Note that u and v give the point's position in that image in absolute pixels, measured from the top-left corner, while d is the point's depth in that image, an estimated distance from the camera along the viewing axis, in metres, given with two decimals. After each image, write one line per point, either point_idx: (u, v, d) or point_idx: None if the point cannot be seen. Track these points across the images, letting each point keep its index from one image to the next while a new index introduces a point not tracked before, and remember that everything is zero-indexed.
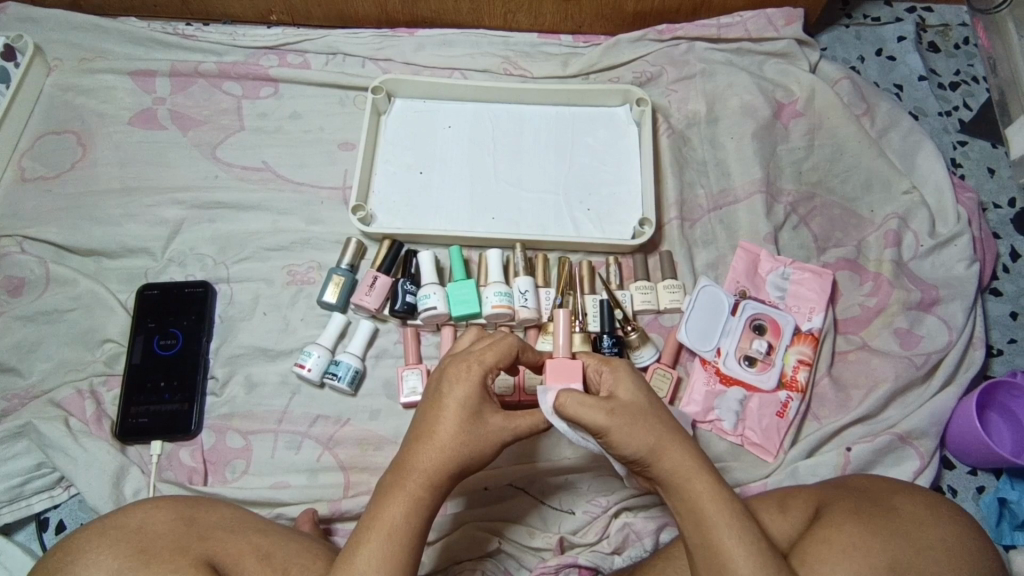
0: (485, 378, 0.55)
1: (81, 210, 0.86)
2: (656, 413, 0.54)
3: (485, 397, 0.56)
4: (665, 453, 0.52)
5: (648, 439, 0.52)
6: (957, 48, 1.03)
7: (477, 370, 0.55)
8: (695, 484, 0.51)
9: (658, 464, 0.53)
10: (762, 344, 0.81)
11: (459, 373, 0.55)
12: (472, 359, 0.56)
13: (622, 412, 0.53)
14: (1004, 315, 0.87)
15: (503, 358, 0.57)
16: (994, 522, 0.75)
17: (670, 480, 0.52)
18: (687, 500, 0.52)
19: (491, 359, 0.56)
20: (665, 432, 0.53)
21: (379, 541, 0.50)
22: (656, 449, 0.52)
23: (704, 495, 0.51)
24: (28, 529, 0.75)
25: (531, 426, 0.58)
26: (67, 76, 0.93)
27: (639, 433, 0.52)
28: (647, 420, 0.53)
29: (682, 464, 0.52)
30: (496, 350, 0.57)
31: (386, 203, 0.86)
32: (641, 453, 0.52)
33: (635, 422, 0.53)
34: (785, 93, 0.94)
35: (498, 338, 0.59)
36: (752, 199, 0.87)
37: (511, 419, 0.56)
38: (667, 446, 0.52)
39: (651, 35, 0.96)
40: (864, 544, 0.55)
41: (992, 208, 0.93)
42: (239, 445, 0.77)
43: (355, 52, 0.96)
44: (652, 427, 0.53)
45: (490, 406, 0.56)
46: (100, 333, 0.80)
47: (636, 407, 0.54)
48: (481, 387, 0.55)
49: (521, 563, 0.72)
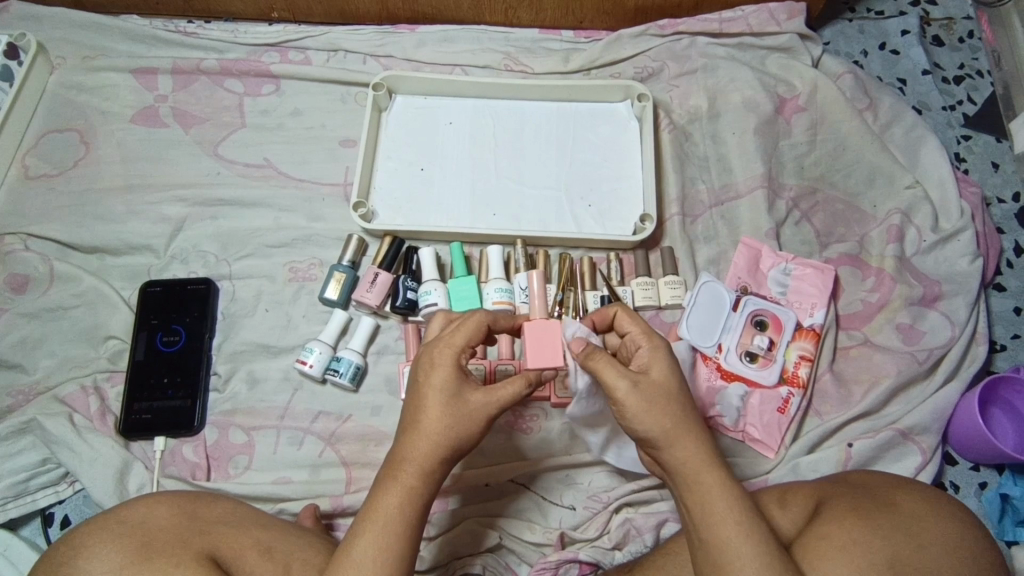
0: (458, 360, 0.55)
1: (85, 208, 0.86)
2: (679, 400, 0.54)
3: (463, 377, 0.56)
4: (679, 442, 0.53)
5: (664, 423, 0.53)
6: (962, 41, 1.02)
7: (449, 354, 0.55)
8: (706, 478, 0.52)
9: (671, 450, 0.53)
10: (762, 339, 0.80)
11: (434, 360, 0.55)
12: (444, 345, 0.56)
13: (645, 389, 0.54)
14: (1007, 310, 0.86)
15: (474, 337, 0.57)
16: (996, 518, 0.75)
17: (680, 468, 0.52)
18: (698, 494, 0.52)
19: (462, 340, 0.56)
20: (684, 421, 0.53)
21: (375, 532, 0.50)
22: (672, 433, 0.53)
23: (714, 490, 0.51)
24: (33, 524, 0.76)
25: (514, 394, 0.56)
26: (70, 74, 0.94)
27: (658, 414, 0.53)
28: (668, 404, 0.53)
29: (696, 457, 0.52)
30: (465, 331, 0.57)
31: (387, 199, 0.86)
32: (655, 434, 0.53)
33: (656, 403, 0.53)
34: (787, 87, 0.93)
35: (468, 317, 0.59)
36: (753, 194, 0.87)
37: (492, 393, 0.55)
38: (682, 435, 0.53)
39: (652, 30, 0.96)
40: (865, 541, 0.55)
41: (996, 203, 0.92)
42: (241, 440, 0.77)
43: (356, 49, 0.96)
44: (672, 413, 0.53)
45: (470, 385, 0.55)
46: (104, 330, 0.81)
47: (661, 389, 0.54)
48: (457, 369, 0.55)
49: (522, 558, 0.72)
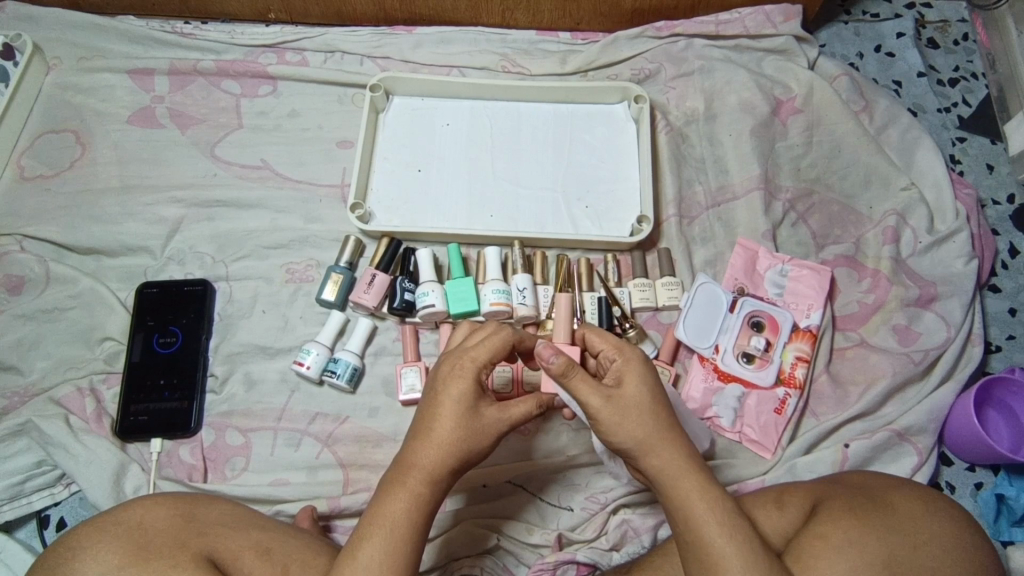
0: (479, 374, 0.56)
1: (81, 208, 0.86)
2: (652, 408, 0.54)
3: (480, 391, 0.56)
4: (655, 451, 0.53)
5: (637, 433, 0.53)
6: (957, 44, 1.03)
7: (471, 366, 0.56)
8: (684, 482, 0.52)
9: (648, 460, 0.53)
10: (760, 340, 0.81)
11: (453, 371, 0.55)
12: (466, 356, 0.56)
13: (616, 402, 0.54)
14: (1002, 311, 0.87)
15: (497, 353, 0.57)
16: (991, 518, 0.76)
17: (660, 475, 0.53)
18: (678, 500, 0.52)
19: (484, 355, 0.56)
20: (658, 429, 0.54)
21: (380, 537, 0.50)
22: (646, 442, 0.53)
23: (694, 495, 0.51)
24: (28, 526, 0.75)
25: (525, 414, 0.58)
26: (65, 75, 0.93)
27: (631, 425, 0.54)
28: (642, 413, 0.54)
29: (673, 464, 0.53)
30: (489, 345, 0.57)
31: (384, 200, 0.86)
32: (630, 445, 0.54)
33: (628, 414, 0.54)
34: (784, 89, 0.94)
35: (494, 330, 0.59)
36: (750, 196, 0.87)
37: (506, 409, 0.57)
38: (658, 443, 0.53)
39: (649, 32, 0.96)
40: (857, 540, 0.55)
41: (991, 204, 0.93)
42: (238, 442, 0.77)
43: (353, 50, 0.96)
44: (645, 423, 0.54)
45: (486, 400, 0.56)
46: (100, 332, 0.80)
47: (633, 401, 0.54)
48: (476, 383, 0.56)
49: (520, 560, 0.72)
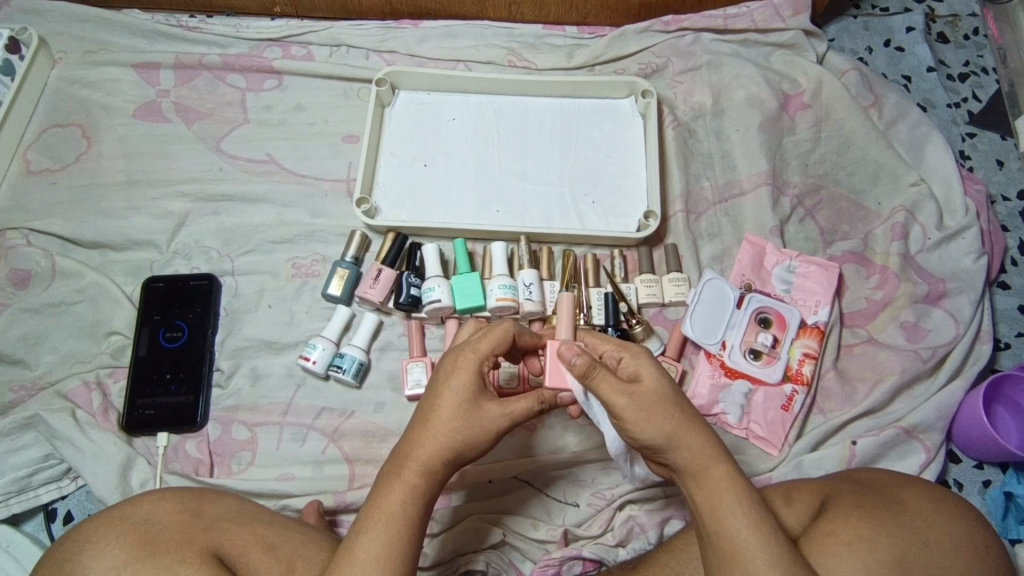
0: (481, 366, 0.56)
1: (86, 203, 0.86)
2: (675, 403, 0.54)
3: (481, 386, 0.56)
4: (681, 443, 0.53)
5: (662, 427, 0.53)
6: (967, 38, 1.02)
7: (472, 358, 0.56)
8: (712, 473, 0.52)
9: (673, 453, 0.53)
10: (767, 336, 0.80)
11: (455, 364, 0.56)
12: (467, 349, 0.57)
13: (641, 397, 0.54)
14: (1011, 308, 0.86)
15: (498, 345, 0.58)
16: (999, 516, 0.75)
17: (687, 467, 0.53)
18: (705, 492, 0.52)
19: (486, 347, 0.57)
20: (682, 421, 0.53)
21: (378, 530, 0.50)
22: (672, 437, 0.53)
23: (721, 485, 0.51)
24: (36, 519, 0.76)
25: (527, 409, 0.58)
26: (72, 69, 0.93)
27: (656, 420, 0.53)
28: (665, 407, 0.53)
29: (699, 455, 0.52)
30: (491, 338, 0.57)
31: (390, 195, 0.86)
32: (656, 440, 0.53)
33: (652, 410, 0.53)
34: (792, 84, 0.93)
35: (495, 326, 0.60)
36: (757, 191, 0.87)
37: (507, 405, 0.56)
38: (685, 436, 0.53)
39: (656, 26, 0.95)
40: (868, 537, 0.55)
41: (1000, 201, 0.92)
42: (244, 437, 0.77)
43: (359, 43, 0.96)
44: (669, 417, 0.53)
45: (487, 395, 0.56)
46: (107, 326, 0.80)
47: (655, 395, 0.54)
48: (477, 376, 0.56)
49: (526, 555, 0.73)
